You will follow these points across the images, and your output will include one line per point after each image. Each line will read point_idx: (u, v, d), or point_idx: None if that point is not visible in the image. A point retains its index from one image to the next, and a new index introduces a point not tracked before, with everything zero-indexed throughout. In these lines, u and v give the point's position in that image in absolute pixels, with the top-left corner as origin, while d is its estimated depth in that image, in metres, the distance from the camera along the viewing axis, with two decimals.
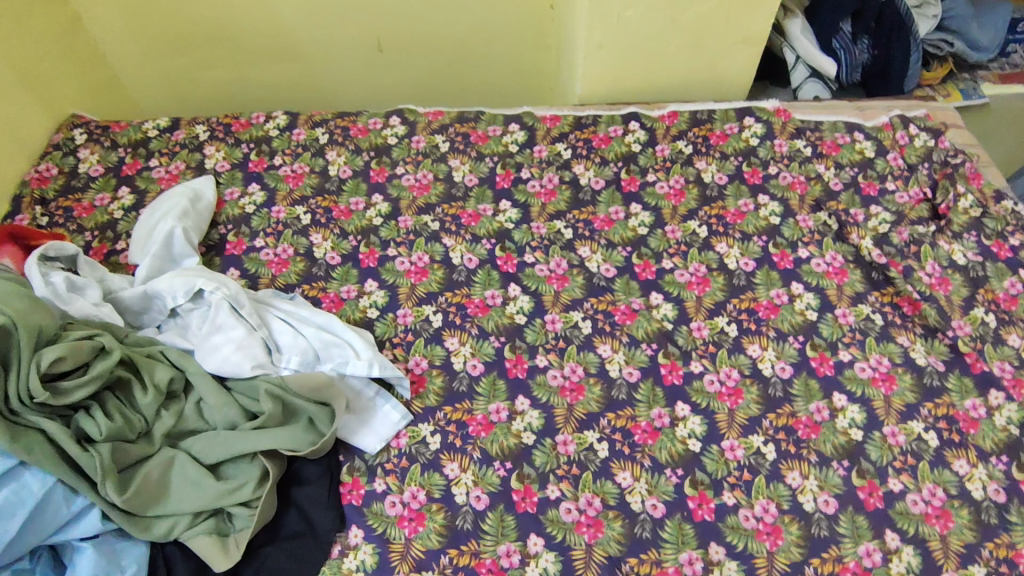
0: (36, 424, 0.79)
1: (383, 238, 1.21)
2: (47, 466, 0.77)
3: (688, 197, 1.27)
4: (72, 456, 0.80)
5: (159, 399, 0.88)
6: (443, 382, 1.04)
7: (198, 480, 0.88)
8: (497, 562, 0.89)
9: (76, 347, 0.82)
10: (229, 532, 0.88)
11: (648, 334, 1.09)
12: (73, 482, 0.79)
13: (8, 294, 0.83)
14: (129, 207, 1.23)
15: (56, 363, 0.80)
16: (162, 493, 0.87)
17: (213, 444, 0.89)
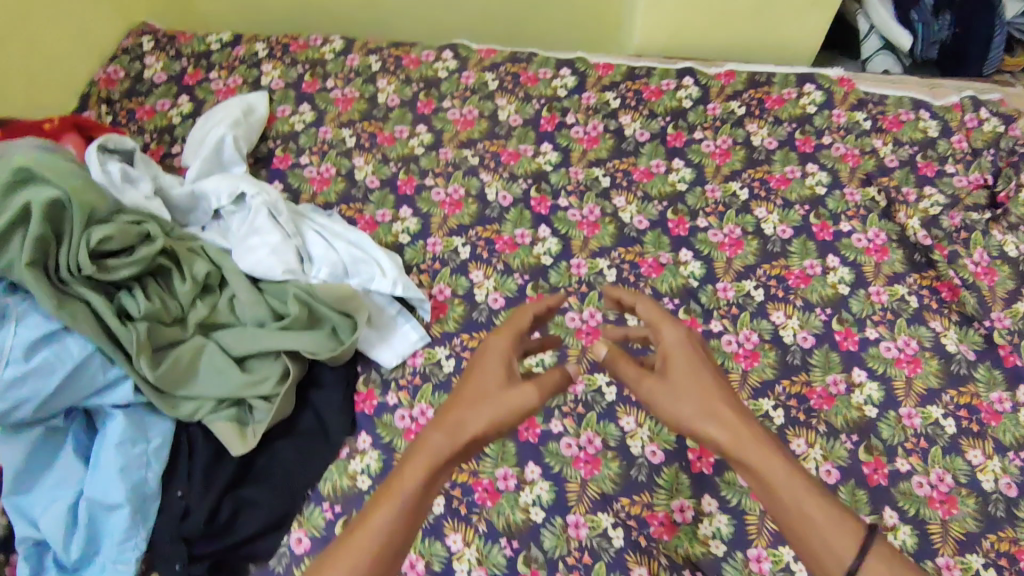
0: (81, 295, 0.83)
1: (423, 167, 1.23)
2: (89, 335, 0.82)
3: (733, 158, 1.24)
4: (112, 329, 0.85)
5: (196, 289, 0.94)
6: (464, 311, 1.07)
7: (225, 369, 0.93)
8: (493, 483, 0.93)
9: (124, 228, 0.86)
10: (246, 422, 0.94)
11: (672, 289, 1.09)
12: (110, 353, 0.83)
13: (64, 170, 0.86)
14: (186, 113, 1.29)
15: (105, 241, 0.84)
16: (190, 377, 0.93)
17: (241, 339, 0.95)
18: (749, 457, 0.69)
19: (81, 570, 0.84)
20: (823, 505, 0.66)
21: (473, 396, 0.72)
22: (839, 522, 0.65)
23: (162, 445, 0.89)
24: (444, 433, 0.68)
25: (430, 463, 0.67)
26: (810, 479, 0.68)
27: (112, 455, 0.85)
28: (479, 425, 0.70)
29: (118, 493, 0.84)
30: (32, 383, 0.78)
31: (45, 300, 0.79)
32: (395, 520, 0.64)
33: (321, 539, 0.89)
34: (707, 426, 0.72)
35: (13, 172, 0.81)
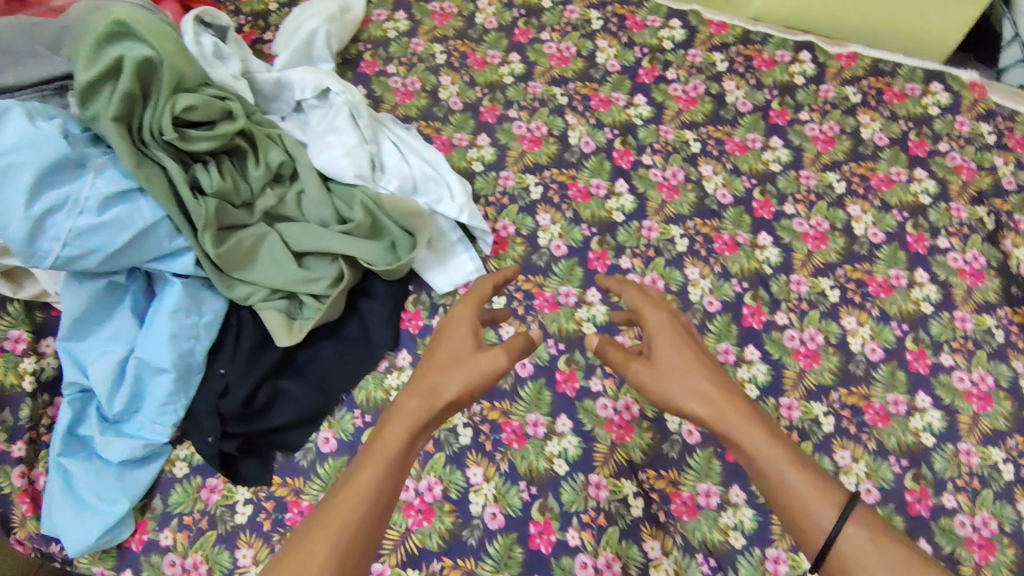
0: (159, 160, 0.83)
1: (509, 97, 1.18)
2: (161, 200, 0.82)
3: (837, 147, 1.15)
4: (182, 199, 0.85)
5: (267, 177, 0.93)
6: (524, 252, 1.04)
7: (282, 261, 0.93)
8: (522, 427, 0.92)
9: (208, 101, 0.85)
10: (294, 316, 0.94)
11: (743, 271, 1.04)
12: (178, 223, 0.84)
13: (160, 31, 0.84)
14: (284, 2, 1.26)
15: (188, 110, 0.83)
16: (249, 262, 0.92)
17: (303, 235, 0.94)
18: (734, 431, 0.72)
19: (121, 424, 0.87)
20: (806, 478, 0.68)
21: (448, 361, 0.74)
22: (822, 492, 0.67)
23: (213, 321, 0.90)
24: (421, 397, 0.70)
25: (409, 424, 0.68)
26: (795, 453, 0.71)
27: (165, 321, 0.87)
28: (456, 388, 0.71)
29: (165, 357, 0.86)
30: (103, 235, 0.78)
31: (125, 158, 0.79)
32: (378, 476, 0.65)
33: (347, 444, 0.90)
34: (690, 406, 0.74)
35: (113, 25, 0.80)
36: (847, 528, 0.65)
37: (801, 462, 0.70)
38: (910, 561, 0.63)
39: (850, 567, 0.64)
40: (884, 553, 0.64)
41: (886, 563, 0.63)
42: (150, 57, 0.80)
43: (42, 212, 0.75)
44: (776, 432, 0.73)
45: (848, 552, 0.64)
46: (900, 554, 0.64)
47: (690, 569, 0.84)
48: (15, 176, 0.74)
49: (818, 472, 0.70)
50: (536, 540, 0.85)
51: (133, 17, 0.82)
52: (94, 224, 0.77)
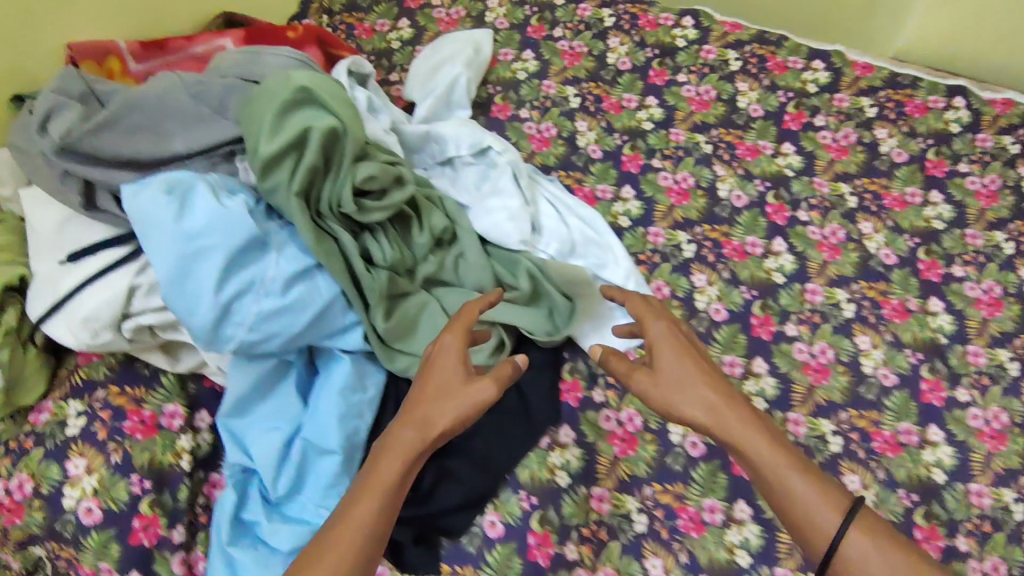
0: (334, 234, 0.78)
1: (650, 145, 1.11)
2: (338, 276, 0.76)
3: (1001, 203, 1.08)
4: (356, 274, 0.79)
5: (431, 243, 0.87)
6: (681, 316, 0.98)
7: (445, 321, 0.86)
8: (698, 513, 0.86)
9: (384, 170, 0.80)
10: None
11: (917, 341, 0.97)
12: (353, 299, 0.78)
13: (338, 92, 0.78)
14: (407, 39, 1.20)
15: (366, 180, 0.78)
16: None
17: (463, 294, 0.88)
18: (729, 437, 0.74)
19: (282, 506, 0.81)
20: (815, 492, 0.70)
21: (438, 391, 0.73)
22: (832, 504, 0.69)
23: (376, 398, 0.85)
24: (414, 426, 0.71)
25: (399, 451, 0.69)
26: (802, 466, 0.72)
27: (333, 400, 0.81)
28: (445, 419, 0.71)
29: (333, 440, 0.80)
30: (285, 318, 0.72)
31: (306, 235, 0.74)
32: (372, 511, 0.66)
33: (514, 528, 0.84)
34: (685, 410, 0.75)
35: (295, 90, 0.74)
36: (857, 538, 0.67)
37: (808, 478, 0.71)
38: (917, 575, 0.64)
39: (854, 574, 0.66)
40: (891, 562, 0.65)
41: (886, 565, 0.65)
42: (337, 128, 0.74)
43: (229, 297, 0.69)
44: (782, 444, 0.74)
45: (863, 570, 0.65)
46: (902, 558, 0.65)
47: None
48: (203, 259, 0.68)
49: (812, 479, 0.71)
50: None
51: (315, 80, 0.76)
52: (279, 308, 0.71)
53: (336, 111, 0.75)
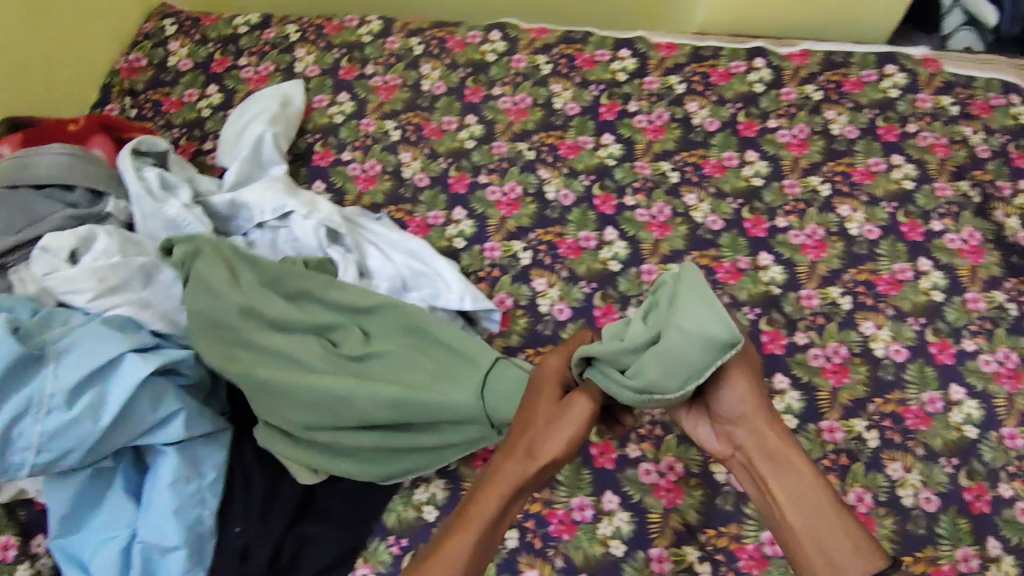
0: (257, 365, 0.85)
1: (475, 163, 1.14)
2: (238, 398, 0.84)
3: (812, 149, 1.14)
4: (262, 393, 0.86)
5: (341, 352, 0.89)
6: (528, 324, 1.00)
7: (443, 387, 0.85)
8: (568, 514, 0.89)
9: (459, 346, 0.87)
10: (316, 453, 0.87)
11: (752, 297, 1.01)
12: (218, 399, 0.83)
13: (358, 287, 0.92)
14: (217, 105, 1.21)
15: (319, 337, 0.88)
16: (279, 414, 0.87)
17: (634, 402, 0.72)
18: (784, 479, 0.71)
19: None
20: (833, 512, 0.68)
21: (544, 420, 0.75)
22: (835, 521, 0.67)
23: (218, 480, 0.83)
24: (516, 460, 0.74)
25: (512, 481, 0.72)
26: (810, 479, 0.70)
27: (164, 495, 0.80)
28: (560, 447, 0.73)
29: (174, 535, 0.79)
30: (75, 432, 0.74)
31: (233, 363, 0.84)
32: (471, 542, 0.68)
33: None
34: (794, 466, 0.71)
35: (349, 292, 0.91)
36: (849, 552, 0.66)
37: (819, 508, 0.68)
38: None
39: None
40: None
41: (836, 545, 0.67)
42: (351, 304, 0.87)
43: (8, 423, 0.73)
44: (772, 449, 0.72)
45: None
46: (845, 543, 0.66)
47: None
48: None
49: (808, 489, 0.70)
50: None
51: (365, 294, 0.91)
52: (62, 423, 0.73)
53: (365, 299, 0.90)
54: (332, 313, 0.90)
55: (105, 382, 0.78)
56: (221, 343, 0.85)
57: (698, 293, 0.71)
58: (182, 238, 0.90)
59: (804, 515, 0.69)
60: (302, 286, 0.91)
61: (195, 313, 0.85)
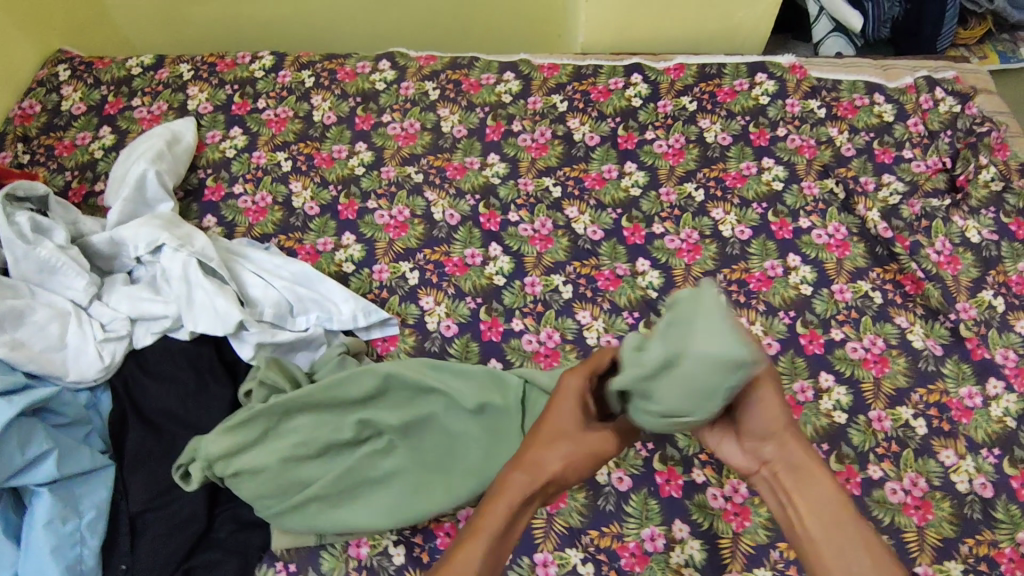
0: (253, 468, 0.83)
1: (364, 188, 1.16)
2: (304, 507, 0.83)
3: (687, 157, 1.19)
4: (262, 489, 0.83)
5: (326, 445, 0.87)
6: (416, 342, 1.02)
7: (495, 446, 0.86)
8: (454, 526, 0.87)
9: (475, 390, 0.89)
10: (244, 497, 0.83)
11: (631, 302, 1.05)
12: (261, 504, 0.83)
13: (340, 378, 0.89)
14: (109, 146, 1.22)
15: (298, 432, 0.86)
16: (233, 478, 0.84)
17: (658, 425, 0.67)
18: (811, 490, 0.65)
19: None
20: (852, 525, 0.63)
21: (552, 433, 0.69)
22: (855, 535, 0.62)
23: (97, 518, 0.83)
24: (525, 469, 0.66)
25: (518, 496, 0.64)
26: (828, 495, 0.64)
27: (40, 536, 0.80)
28: (559, 462, 0.67)
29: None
30: None
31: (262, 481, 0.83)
32: (481, 550, 0.61)
33: None
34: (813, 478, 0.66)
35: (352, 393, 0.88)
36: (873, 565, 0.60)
37: (839, 523, 0.63)
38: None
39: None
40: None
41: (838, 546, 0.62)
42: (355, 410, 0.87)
43: None
44: (797, 464, 0.67)
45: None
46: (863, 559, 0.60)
47: None
48: None
49: (837, 508, 0.64)
50: None
51: (362, 388, 0.88)
52: None
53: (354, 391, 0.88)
54: (347, 414, 0.88)
55: None
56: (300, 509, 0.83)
57: (691, 318, 0.61)
58: (189, 458, 0.84)
59: (822, 531, 0.63)
60: (305, 404, 0.87)
61: (257, 498, 0.83)
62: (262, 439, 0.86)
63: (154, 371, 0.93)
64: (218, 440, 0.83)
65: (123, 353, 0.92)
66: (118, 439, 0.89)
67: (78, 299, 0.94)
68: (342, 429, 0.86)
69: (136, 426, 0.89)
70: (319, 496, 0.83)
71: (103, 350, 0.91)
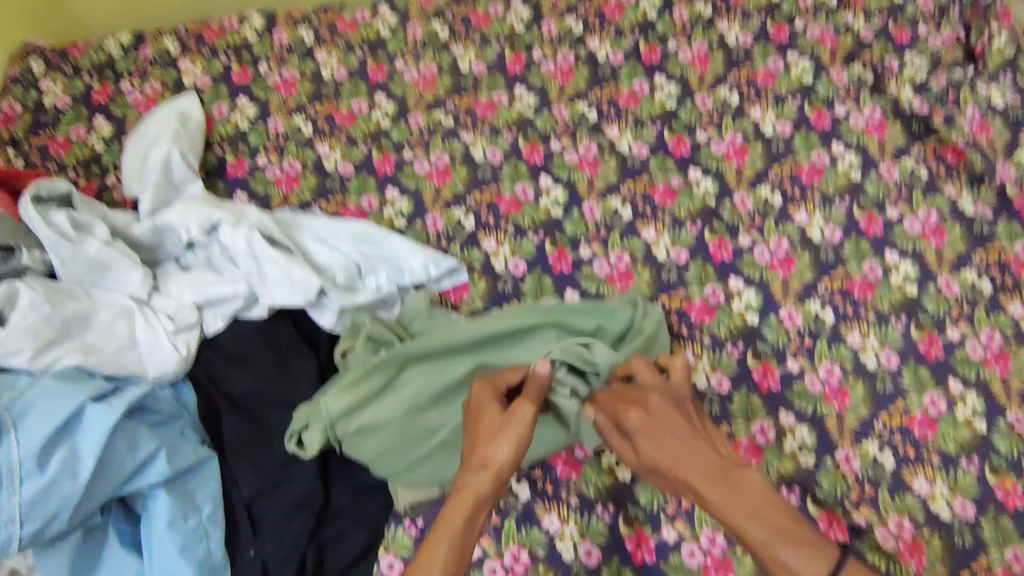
0: (378, 425, 0.82)
1: (395, 140, 1.12)
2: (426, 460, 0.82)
3: (714, 63, 1.18)
4: (386, 447, 0.82)
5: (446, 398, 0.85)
6: (488, 285, 1.00)
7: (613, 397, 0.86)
8: (571, 454, 0.90)
9: (593, 320, 0.90)
10: (370, 457, 0.82)
11: (691, 212, 1.05)
12: (383, 465, 0.82)
13: (448, 329, 0.88)
14: (109, 137, 1.15)
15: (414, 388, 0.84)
16: (353, 437, 0.82)
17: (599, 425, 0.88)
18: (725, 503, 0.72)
19: None
20: (766, 541, 0.69)
21: (491, 433, 0.74)
22: (777, 547, 0.69)
23: (217, 510, 0.81)
24: (473, 470, 0.72)
25: (476, 494, 0.70)
26: (739, 521, 0.70)
27: (166, 536, 0.77)
28: (505, 456, 0.72)
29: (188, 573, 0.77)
30: (56, 495, 0.71)
31: (383, 440, 0.82)
32: (444, 553, 0.67)
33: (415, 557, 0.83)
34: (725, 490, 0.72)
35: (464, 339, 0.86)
36: (803, 562, 0.68)
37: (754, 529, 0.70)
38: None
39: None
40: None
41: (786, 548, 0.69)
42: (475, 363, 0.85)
43: None
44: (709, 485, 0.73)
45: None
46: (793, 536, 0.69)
47: None
48: None
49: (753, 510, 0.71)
50: (639, 553, 0.84)
51: (480, 333, 0.87)
52: (41, 488, 0.70)
53: (466, 335, 0.86)
54: (461, 359, 0.87)
55: (74, 439, 0.75)
56: (429, 459, 0.82)
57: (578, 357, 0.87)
58: (306, 422, 0.82)
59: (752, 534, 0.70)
60: (414, 355, 0.85)
61: (381, 456, 0.82)
62: (379, 394, 0.84)
63: (233, 356, 0.90)
64: (339, 399, 0.81)
65: (197, 342, 0.88)
66: (214, 429, 0.87)
67: (136, 294, 0.89)
68: (457, 372, 0.85)
69: (231, 412, 0.87)
70: (448, 445, 0.83)
71: (177, 342, 0.87)
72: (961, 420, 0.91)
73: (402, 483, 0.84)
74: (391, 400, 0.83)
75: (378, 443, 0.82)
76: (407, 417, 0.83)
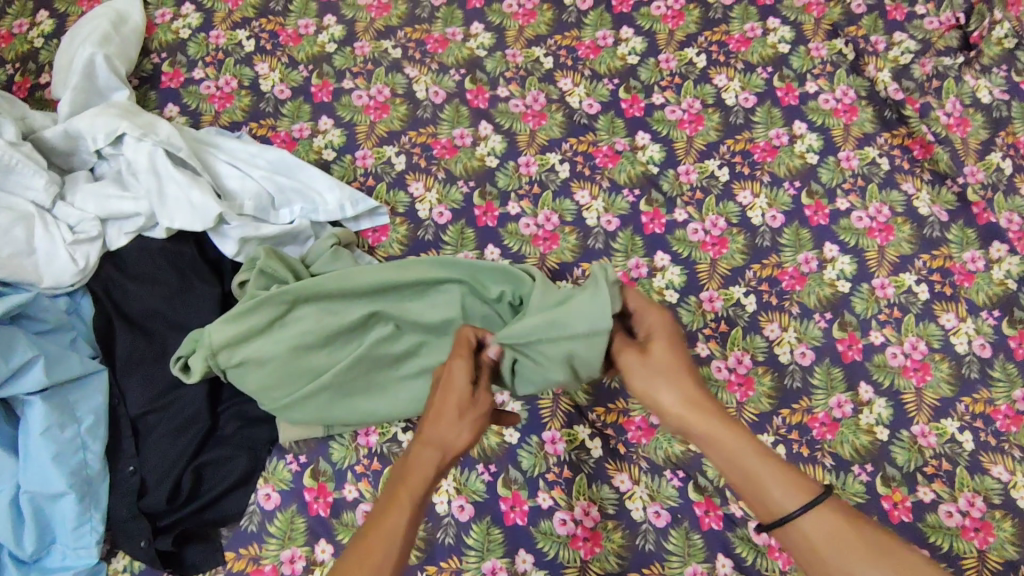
0: (261, 360, 0.82)
1: (338, 67, 1.07)
2: (308, 401, 0.82)
3: (688, 20, 1.10)
4: (268, 383, 0.82)
5: (338, 341, 0.85)
6: (408, 231, 0.97)
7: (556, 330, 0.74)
8: None
9: (499, 286, 0.86)
10: (251, 390, 0.82)
11: (631, 178, 1.00)
12: (265, 398, 0.83)
13: (348, 270, 0.86)
14: (49, 33, 1.10)
15: (303, 328, 0.83)
16: (238, 366, 0.82)
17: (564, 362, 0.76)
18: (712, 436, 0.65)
19: (43, 560, 0.80)
20: (761, 461, 0.63)
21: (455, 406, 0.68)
22: (771, 475, 0.63)
23: (96, 424, 0.82)
24: (434, 443, 0.65)
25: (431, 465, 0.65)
26: (735, 442, 0.64)
27: (39, 444, 0.79)
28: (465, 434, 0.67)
29: (57, 481, 0.78)
30: None
31: (267, 374, 0.82)
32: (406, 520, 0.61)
33: (291, 492, 0.85)
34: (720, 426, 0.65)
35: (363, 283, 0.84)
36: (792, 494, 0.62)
37: (749, 471, 0.63)
38: (864, 553, 0.58)
39: (800, 538, 0.61)
40: (862, 537, 0.59)
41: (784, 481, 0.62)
42: (370, 309, 0.83)
43: None
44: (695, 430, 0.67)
45: (796, 518, 0.61)
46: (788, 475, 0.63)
47: (662, 489, 0.86)
48: None
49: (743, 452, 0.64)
50: (511, 515, 0.85)
51: (376, 279, 0.85)
52: None
53: (362, 281, 0.85)
54: (358, 303, 0.85)
55: None
56: (311, 400, 0.83)
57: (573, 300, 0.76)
58: (190, 348, 0.82)
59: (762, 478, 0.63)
60: (308, 294, 0.84)
61: (262, 390, 0.82)
62: (267, 329, 0.83)
63: (134, 274, 0.88)
64: (224, 329, 0.81)
65: (97, 255, 0.87)
66: (107, 343, 0.86)
67: (40, 200, 0.88)
68: (352, 315, 0.84)
69: (124, 329, 0.86)
70: (330, 389, 0.82)
71: (75, 253, 0.86)
72: (863, 426, 0.88)
73: (284, 420, 0.84)
74: (278, 337, 0.83)
75: (262, 376, 0.82)
76: (294, 355, 0.83)
